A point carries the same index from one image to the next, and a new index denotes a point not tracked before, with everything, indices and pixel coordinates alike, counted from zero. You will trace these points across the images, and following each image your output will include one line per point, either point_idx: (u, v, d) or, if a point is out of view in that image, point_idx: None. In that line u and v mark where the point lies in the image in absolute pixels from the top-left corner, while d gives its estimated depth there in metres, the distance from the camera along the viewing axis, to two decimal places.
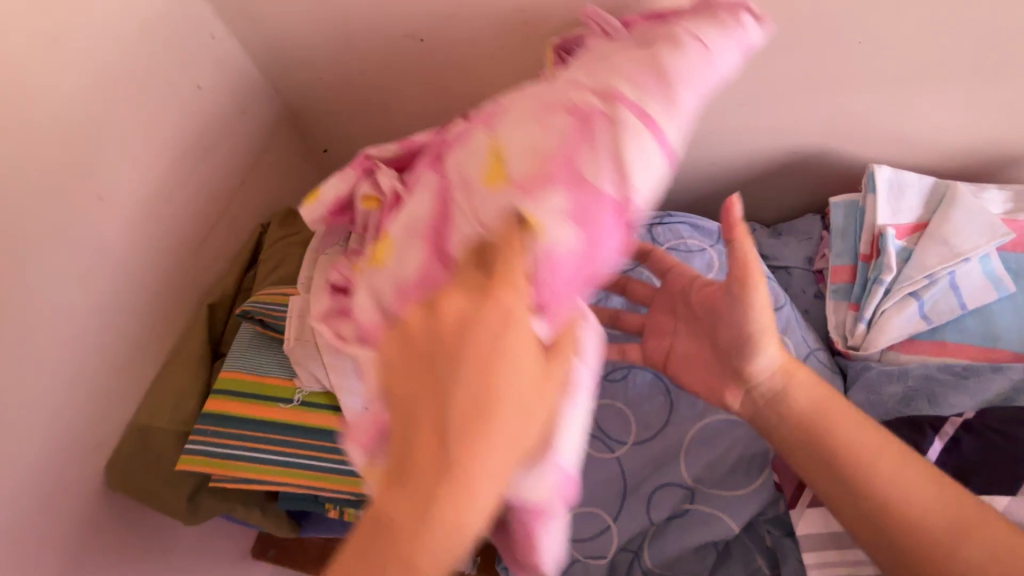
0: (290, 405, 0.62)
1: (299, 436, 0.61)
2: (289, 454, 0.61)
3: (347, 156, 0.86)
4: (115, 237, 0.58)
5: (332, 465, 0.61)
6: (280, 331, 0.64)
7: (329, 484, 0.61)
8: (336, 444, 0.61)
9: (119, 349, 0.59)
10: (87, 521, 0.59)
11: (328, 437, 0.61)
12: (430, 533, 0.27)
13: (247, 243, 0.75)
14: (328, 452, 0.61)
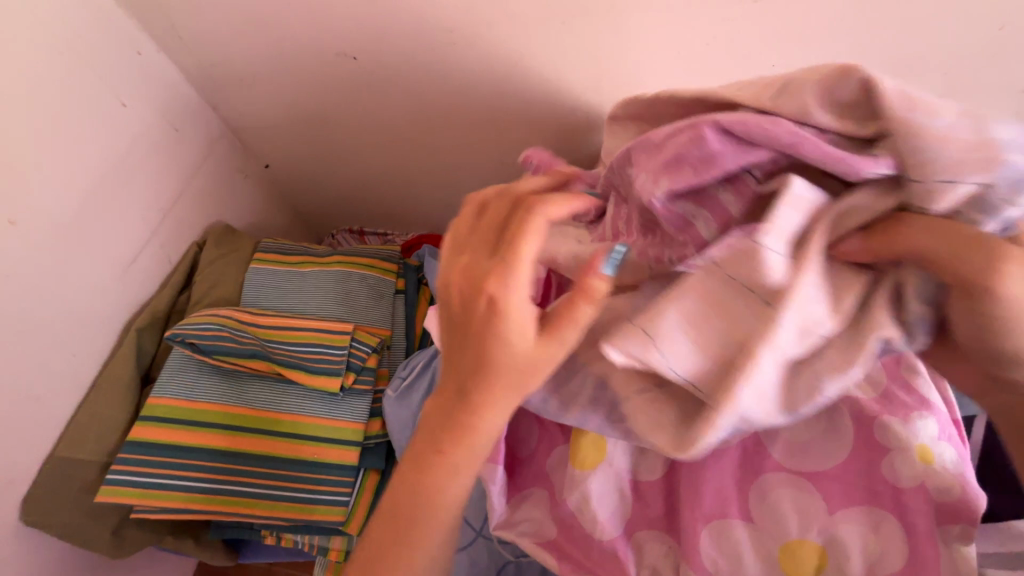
0: (225, 428, 0.61)
1: (232, 462, 0.60)
2: (221, 481, 0.59)
3: (291, 171, 0.86)
4: (29, 259, 0.56)
5: (264, 490, 0.60)
6: (211, 354, 0.61)
7: (261, 510, 0.60)
8: (274, 469, 0.60)
9: (36, 378, 0.57)
10: (8, 561, 0.56)
11: (264, 463, 0.60)
12: (476, 400, 0.37)
13: (181, 263, 0.73)
14: (264, 477, 0.60)
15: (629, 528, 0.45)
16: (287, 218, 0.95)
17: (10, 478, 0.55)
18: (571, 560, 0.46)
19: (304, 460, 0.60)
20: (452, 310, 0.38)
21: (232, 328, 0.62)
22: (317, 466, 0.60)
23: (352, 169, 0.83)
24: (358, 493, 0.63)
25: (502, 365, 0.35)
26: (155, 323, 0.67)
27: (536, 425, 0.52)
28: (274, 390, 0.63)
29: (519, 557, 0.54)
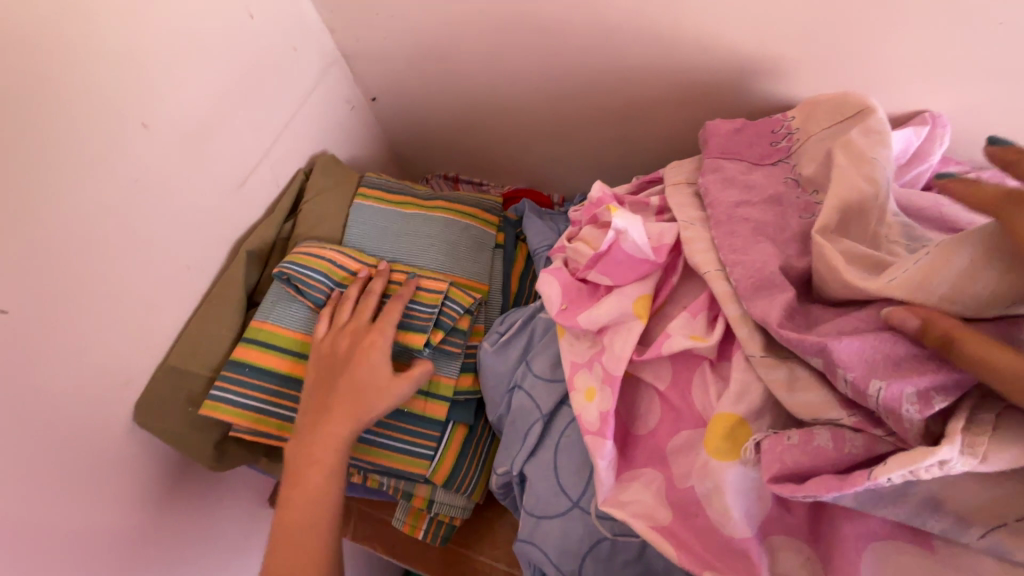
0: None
1: None
2: None
3: (397, 107, 0.84)
4: (156, 167, 0.55)
5: None
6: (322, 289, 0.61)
7: (352, 448, 0.60)
8: None
9: (154, 286, 0.57)
10: (122, 460, 0.58)
11: None
12: (307, 463, 0.55)
13: (288, 191, 0.72)
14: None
15: (764, 526, 0.42)
16: (386, 157, 0.92)
17: (126, 379, 0.56)
18: (691, 547, 0.43)
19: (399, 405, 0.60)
20: (332, 392, 0.56)
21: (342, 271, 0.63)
22: (411, 414, 0.60)
23: (460, 110, 0.80)
24: (447, 444, 0.62)
25: (357, 414, 0.55)
26: (263, 246, 0.66)
27: (659, 401, 0.49)
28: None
29: (617, 535, 0.52)
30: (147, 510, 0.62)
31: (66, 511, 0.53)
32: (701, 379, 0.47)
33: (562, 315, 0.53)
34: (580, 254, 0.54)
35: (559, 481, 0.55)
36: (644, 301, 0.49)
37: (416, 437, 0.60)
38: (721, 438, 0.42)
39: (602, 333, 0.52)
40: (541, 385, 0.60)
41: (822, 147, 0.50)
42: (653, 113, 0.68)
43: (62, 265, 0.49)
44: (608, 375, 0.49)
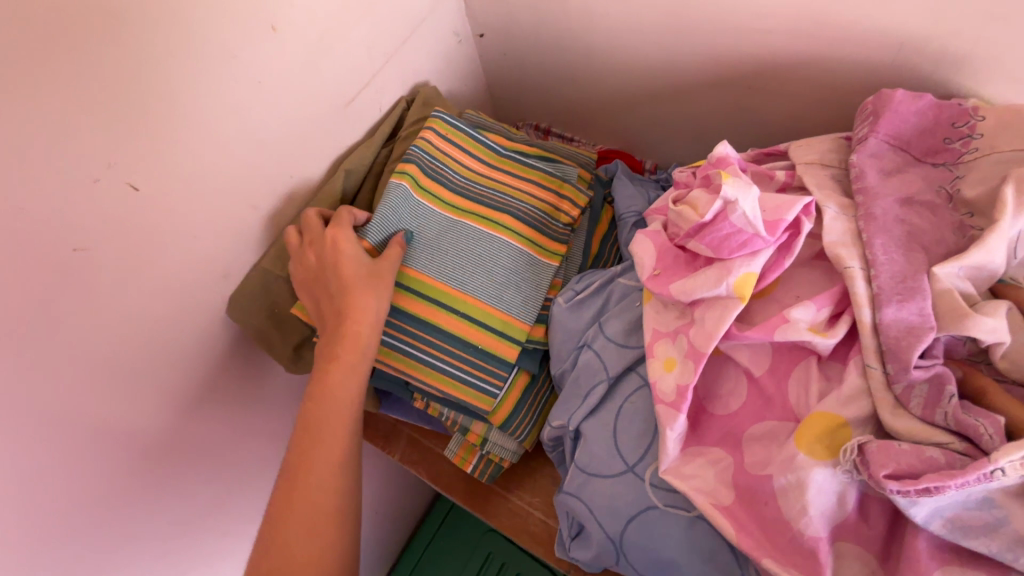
0: (407, 288, 0.62)
1: (411, 324, 0.62)
2: (398, 339, 0.62)
3: (503, 48, 0.82)
4: (278, 73, 0.57)
5: (427, 358, 0.61)
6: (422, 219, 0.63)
7: (420, 375, 0.62)
8: (444, 343, 0.61)
9: (261, 190, 0.59)
10: (217, 350, 0.62)
11: (434, 333, 0.61)
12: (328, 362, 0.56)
13: (388, 116, 0.71)
14: (433, 345, 0.61)
15: (838, 529, 0.41)
16: (481, 100, 0.91)
17: (224, 274, 0.59)
18: (754, 533, 0.43)
19: (470, 343, 0.61)
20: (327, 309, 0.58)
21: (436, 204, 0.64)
22: (481, 354, 0.61)
23: (569, 58, 0.78)
24: (506, 391, 0.63)
25: (356, 312, 0.56)
26: (361, 167, 0.66)
27: (745, 385, 0.49)
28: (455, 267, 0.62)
29: (668, 506, 0.52)
30: (233, 402, 0.66)
31: (165, 388, 0.57)
32: (801, 372, 0.46)
33: (653, 282, 0.53)
34: (684, 218, 0.52)
35: (617, 443, 0.55)
36: (747, 280, 0.47)
37: (482, 378, 0.61)
38: (822, 435, 0.42)
39: (695, 306, 0.51)
40: (612, 349, 0.59)
41: (998, 174, 0.47)
42: (789, 77, 0.65)
43: (188, 154, 0.52)
44: (694, 351, 0.49)
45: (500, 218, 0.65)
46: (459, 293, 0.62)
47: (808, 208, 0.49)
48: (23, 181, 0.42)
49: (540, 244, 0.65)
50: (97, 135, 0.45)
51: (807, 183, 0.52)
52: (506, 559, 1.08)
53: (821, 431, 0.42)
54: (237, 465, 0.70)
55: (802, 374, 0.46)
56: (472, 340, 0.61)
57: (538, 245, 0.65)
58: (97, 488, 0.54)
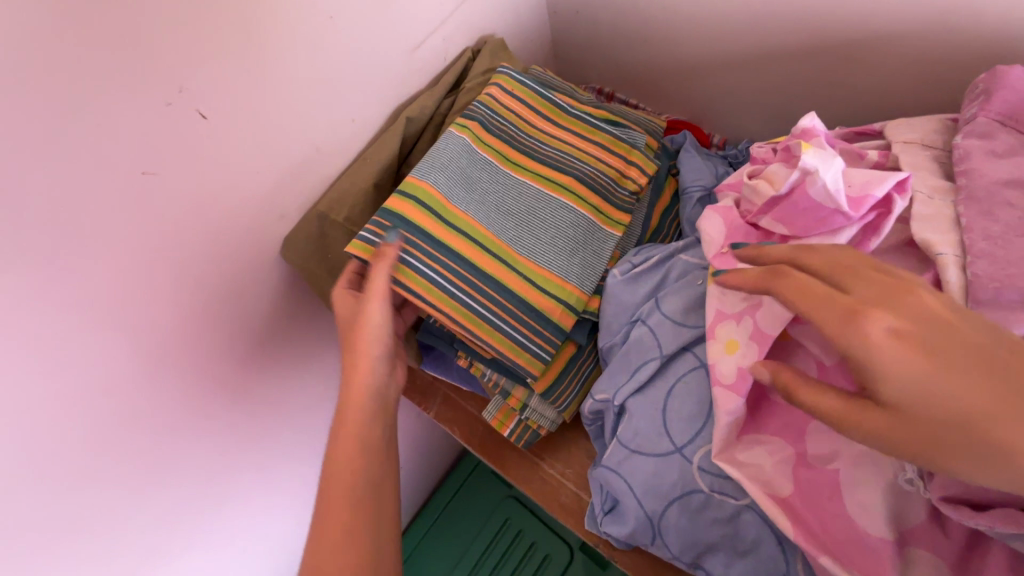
0: (469, 237, 0.58)
1: (471, 273, 0.57)
2: (457, 287, 0.57)
3: (574, 3, 0.78)
4: (350, 8, 0.55)
5: (484, 310, 0.57)
6: (482, 173, 0.61)
7: (476, 329, 0.58)
8: (501, 297, 0.58)
9: (322, 130, 0.58)
10: (268, 290, 0.62)
11: (494, 286, 0.58)
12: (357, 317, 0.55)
13: (453, 66, 0.69)
14: (489, 299, 0.58)
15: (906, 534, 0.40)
16: (545, 59, 0.87)
17: (281, 215, 0.59)
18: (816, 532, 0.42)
19: (528, 303, 0.58)
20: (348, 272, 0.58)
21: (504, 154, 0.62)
22: (537, 316, 0.58)
23: (645, 17, 0.74)
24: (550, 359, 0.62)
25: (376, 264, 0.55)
26: (422, 117, 0.64)
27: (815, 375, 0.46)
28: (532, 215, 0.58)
29: (715, 492, 0.50)
30: (279, 344, 0.67)
31: (217, 322, 0.58)
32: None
33: (717, 260, 0.49)
34: (758, 192, 0.47)
35: (666, 423, 0.53)
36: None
37: (537, 342, 0.58)
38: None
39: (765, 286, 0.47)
40: (668, 326, 0.57)
41: None
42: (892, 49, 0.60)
43: (256, 85, 0.51)
44: (760, 333, 0.47)
45: (562, 180, 0.63)
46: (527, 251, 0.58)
47: (903, 185, 0.44)
48: (101, 98, 0.42)
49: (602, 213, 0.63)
50: (172, 56, 0.44)
51: (905, 162, 0.47)
52: (523, 528, 1.11)
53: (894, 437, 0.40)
54: (279, 406, 0.71)
55: None
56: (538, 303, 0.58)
57: (600, 211, 0.63)
58: (150, 410, 0.56)
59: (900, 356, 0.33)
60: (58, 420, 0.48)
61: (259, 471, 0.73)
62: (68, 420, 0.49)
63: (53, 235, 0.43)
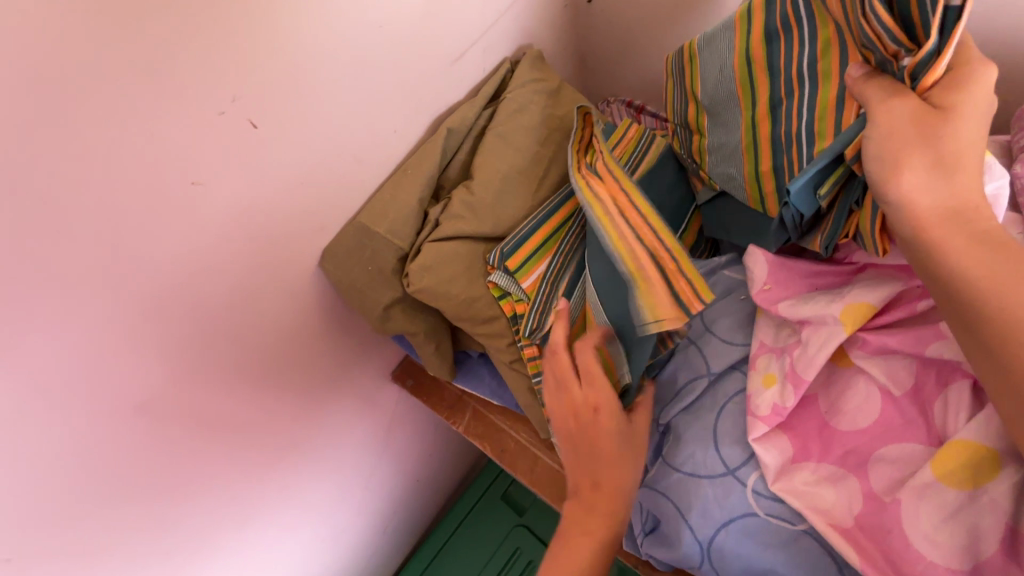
0: (808, 35, 0.48)
1: (812, 45, 0.48)
2: (806, 15, 0.48)
3: (610, 17, 0.79)
4: (399, 18, 0.55)
5: (807, 45, 0.49)
6: (705, 75, 0.58)
7: (817, 38, 0.48)
8: (819, 82, 0.48)
9: (366, 140, 0.57)
10: (302, 298, 0.61)
11: (819, 68, 0.48)
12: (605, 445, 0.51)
13: (492, 77, 0.68)
14: (792, 64, 0.50)
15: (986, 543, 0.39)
16: (577, 71, 0.87)
17: (321, 227, 0.58)
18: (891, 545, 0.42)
19: (813, 125, 0.48)
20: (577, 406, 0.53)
21: (742, 51, 0.54)
22: (804, 138, 0.49)
23: (680, 32, 0.75)
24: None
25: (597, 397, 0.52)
26: (462, 127, 0.63)
27: (878, 401, 0.46)
28: (787, 111, 0.51)
29: (770, 517, 0.49)
30: (312, 355, 0.66)
31: (250, 333, 0.57)
32: (952, 394, 0.43)
33: (761, 295, 0.52)
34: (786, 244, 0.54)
35: (716, 442, 0.52)
36: (858, 310, 0.47)
37: (804, 138, 0.49)
38: (960, 466, 0.40)
39: (803, 324, 0.50)
40: (714, 344, 0.56)
41: None
42: None
43: (304, 90, 0.50)
44: (795, 373, 0.48)
45: (745, 145, 0.55)
46: (727, 184, 0.58)
47: None
48: (156, 106, 0.42)
49: (753, 200, 0.55)
50: (227, 64, 0.44)
51: None
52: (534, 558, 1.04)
53: (973, 459, 0.40)
54: (303, 418, 0.70)
55: (950, 395, 0.44)
56: (816, 127, 0.48)
57: (755, 194, 0.54)
58: (174, 420, 0.55)
59: (960, 227, 0.39)
60: (84, 430, 0.48)
61: (281, 483, 0.72)
62: (92, 431, 0.49)
63: (95, 245, 0.43)
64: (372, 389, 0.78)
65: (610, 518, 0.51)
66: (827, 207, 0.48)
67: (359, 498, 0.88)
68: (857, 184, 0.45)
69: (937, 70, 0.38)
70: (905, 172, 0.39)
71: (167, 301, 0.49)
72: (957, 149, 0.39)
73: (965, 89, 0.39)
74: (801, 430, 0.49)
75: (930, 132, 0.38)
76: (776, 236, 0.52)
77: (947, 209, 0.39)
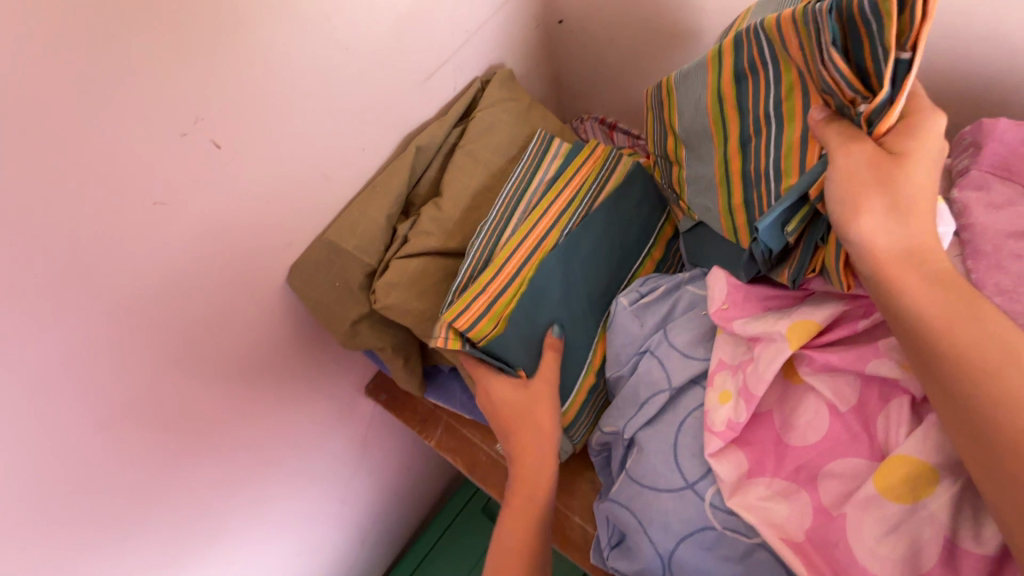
0: (775, 82, 0.48)
1: (780, 92, 0.48)
2: (771, 63, 0.48)
3: (580, 37, 0.80)
4: (366, 40, 0.56)
5: (774, 91, 0.48)
6: (682, 111, 0.58)
7: (785, 85, 0.47)
8: (785, 128, 0.48)
9: (334, 158, 0.58)
10: (271, 314, 0.61)
11: (787, 114, 0.48)
12: (520, 424, 0.59)
13: (463, 95, 0.69)
14: (760, 109, 0.50)
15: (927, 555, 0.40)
16: (550, 88, 0.89)
17: (289, 243, 0.58)
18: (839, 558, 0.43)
19: (779, 168, 0.49)
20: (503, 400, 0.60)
21: (713, 90, 0.54)
22: (771, 179, 0.50)
23: (647, 52, 0.77)
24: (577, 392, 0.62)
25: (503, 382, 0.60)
26: (431, 146, 0.64)
27: (826, 417, 0.48)
28: (755, 150, 0.51)
29: (727, 530, 0.50)
30: (281, 370, 0.66)
31: (217, 350, 0.58)
32: (894, 411, 0.45)
33: (720, 315, 0.53)
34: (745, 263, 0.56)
35: (677, 456, 0.53)
36: (804, 328, 0.48)
37: (771, 178, 0.50)
38: (901, 479, 0.42)
39: (755, 340, 0.51)
40: (675, 359, 0.57)
41: None
42: None
43: (269, 111, 0.51)
44: (747, 390, 0.50)
45: (718, 181, 0.56)
46: (704, 215, 0.59)
47: None
48: (117, 128, 0.42)
49: (727, 232, 0.56)
50: (189, 86, 0.45)
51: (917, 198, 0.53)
52: None
53: (914, 474, 0.41)
54: (274, 434, 0.70)
55: (892, 412, 0.45)
56: (782, 169, 0.49)
57: (729, 227, 0.56)
58: (138, 439, 0.54)
59: (921, 270, 0.39)
60: (44, 450, 0.48)
61: (252, 500, 0.72)
62: (53, 452, 0.48)
63: (54, 265, 0.43)
64: (344, 403, 0.79)
65: (540, 488, 0.58)
66: (793, 244, 0.49)
67: (333, 514, 0.87)
68: (822, 223, 0.46)
69: (890, 117, 0.39)
70: (864, 215, 0.40)
71: (129, 319, 0.49)
72: (912, 193, 0.40)
73: (916, 137, 0.40)
74: (757, 445, 0.50)
75: (886, 176, 0.39)
76: (748, 268, 0.52)
77: (907, 253, 0.40)
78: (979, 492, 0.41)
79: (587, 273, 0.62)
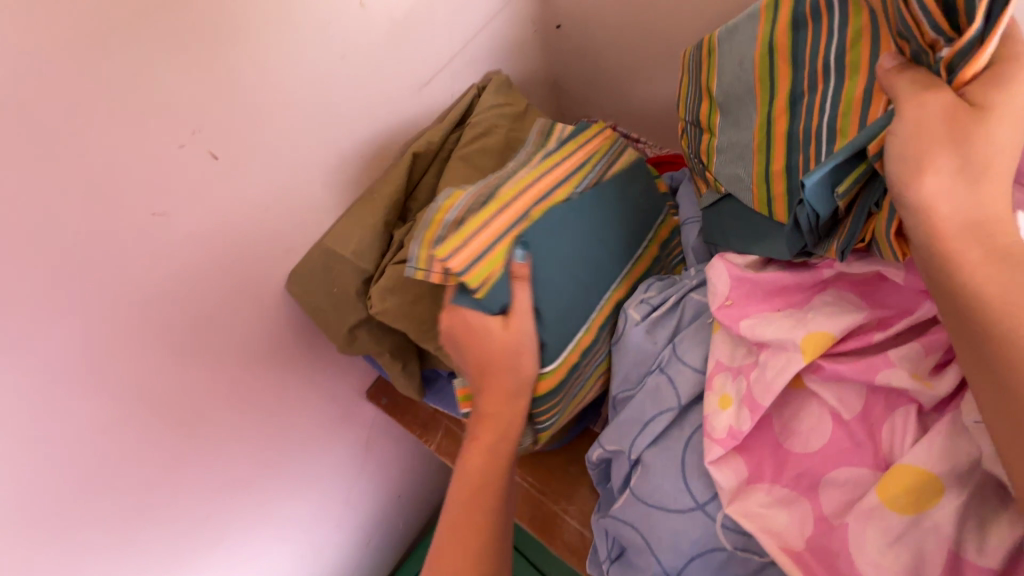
0: (834, 30, 0.48)
1: (841, 42, 0.47)
2: (834, 12, 0.48)
3: (579, 41, 0.81)
4: (361, 49, 0.57)
5: (835, 42, 0.48)
6: (725, 68, 0.57)
7: (846, 34, 0.47)
8: (843, 81, 0.47)
9: (330, 167, 0.59)
10: (271, 320, 0.62)
11: (845, 66, 0.47)
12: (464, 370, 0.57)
13: (460, 101, 0.70)
14: (816, 61, 0.49)
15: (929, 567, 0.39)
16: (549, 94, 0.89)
17: (287, 251, 0.59)
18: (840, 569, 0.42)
19: (833, 124, 0.48)
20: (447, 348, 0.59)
21: (766, 40, 0.53)
22: (823, 136, 0.48)
23: (645, 56, 0.76)
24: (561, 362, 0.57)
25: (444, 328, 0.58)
26: (428, 152, 0.65)
27: (829, 424, 0.47)
28: (807, 107, 0.50)
29: (727, 539, 0.49)
30: (282, 375, 0.67)
31: (217, 356, 0.58)
32: (897, 419, 0.44)
33: (722, 310, 0.53)
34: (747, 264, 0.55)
35: (676, 463, 0.52)
36: (820, 339, 0.47)
37: (822, 135, 0.48)
38: (903, 489, 0.41)
39: (762, 347, 0.50)
40: (675, 365, 0.56)
41: None
42: None
43: (265, 121, 0.52)
44: (752, 398, 0.49)
45: (760, 139, 0.54)
46: (733, 184, 0.56)
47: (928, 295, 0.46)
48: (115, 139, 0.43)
49: (759, 200, 0.54)
50: (184, 98, 0.46)
51: None
52: None
53: (915, 483, 0.40)
54: (276, 439, 0.71)
55: (897, 421, 0.44)
56: (834, 129, 0.47)
57: (764, 194, 0.53)
58: (140, 445, 0.55)
59: (982, 237, 0.35)
60: (45, 455, 0.49)
61: (254, 505, 0.72)
62: (55, 457, 0.49)
63: (54, 274, 0.44)
64: (347, 408, 0.79)
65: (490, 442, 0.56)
66: (844, 211, 0.47)
67: (337, 518, 0.88)
68: (879, 185, 0.44)
69: (978, 62, 0.35)
70: (927, 174, 0.36)
71: (129, 327, 0.50)
72: (989, 154, 0.35)
73: (1010, 88, 0.35)
74: (756, 450, 0.49)
75: (961, 131, 0.35)
76: (791, 239, 0.49)
77: (970, 218, 0.35)
78: (984, 503, 0.40)
79: (579, 248, 0.59)
